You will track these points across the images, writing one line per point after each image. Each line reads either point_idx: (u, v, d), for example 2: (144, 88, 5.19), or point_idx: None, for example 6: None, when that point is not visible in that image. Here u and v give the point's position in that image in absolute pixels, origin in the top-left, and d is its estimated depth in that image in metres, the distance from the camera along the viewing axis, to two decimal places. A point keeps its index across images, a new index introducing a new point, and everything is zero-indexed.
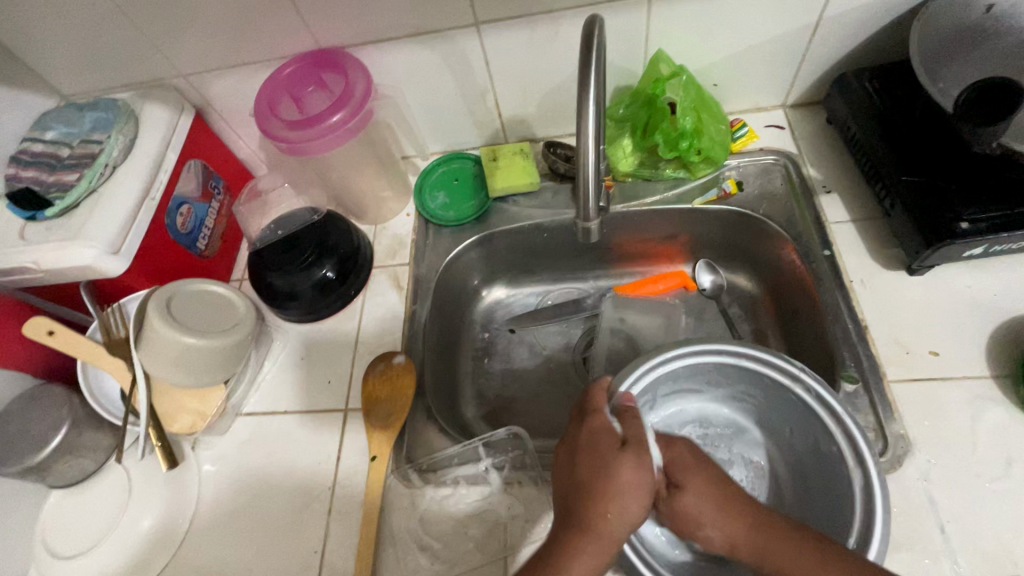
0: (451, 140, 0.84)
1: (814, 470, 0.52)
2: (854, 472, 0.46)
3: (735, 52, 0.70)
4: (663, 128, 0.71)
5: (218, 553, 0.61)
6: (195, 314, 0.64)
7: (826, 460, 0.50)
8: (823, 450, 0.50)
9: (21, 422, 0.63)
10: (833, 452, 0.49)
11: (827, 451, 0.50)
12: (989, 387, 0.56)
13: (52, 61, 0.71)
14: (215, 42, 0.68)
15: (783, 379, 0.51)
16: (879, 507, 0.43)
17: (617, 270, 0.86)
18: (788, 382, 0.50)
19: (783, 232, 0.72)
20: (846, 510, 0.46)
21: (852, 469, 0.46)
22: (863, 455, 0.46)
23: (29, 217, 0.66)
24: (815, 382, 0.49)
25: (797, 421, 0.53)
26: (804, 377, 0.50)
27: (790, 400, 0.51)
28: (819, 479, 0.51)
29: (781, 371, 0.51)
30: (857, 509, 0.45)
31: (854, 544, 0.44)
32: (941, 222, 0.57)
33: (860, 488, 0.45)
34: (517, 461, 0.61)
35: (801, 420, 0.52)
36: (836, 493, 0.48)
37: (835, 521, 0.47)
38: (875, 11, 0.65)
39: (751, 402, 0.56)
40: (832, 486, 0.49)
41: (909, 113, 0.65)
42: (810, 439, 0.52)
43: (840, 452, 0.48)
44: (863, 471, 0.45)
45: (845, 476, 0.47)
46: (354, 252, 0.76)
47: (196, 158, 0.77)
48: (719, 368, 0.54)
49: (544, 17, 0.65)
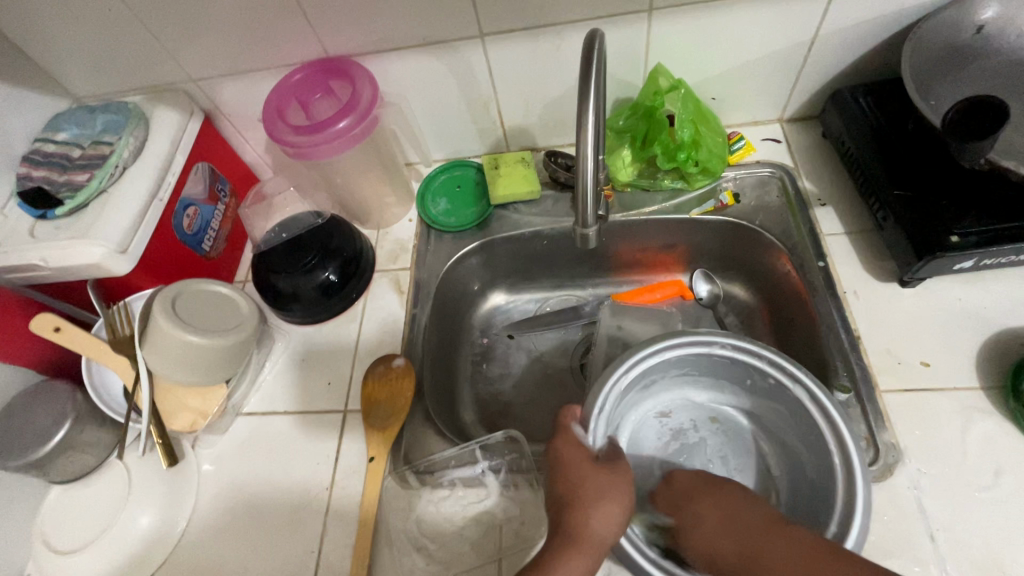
0: (454, 148, 0.86)
1: (779, 419, 0.55)
2: (800, 393, 0.50)
3: (732, 67, 0.72)
4: (661, 140, 0.73)
5: (216, 550, 0.62)
6: (199, 313, 0.65)
7: (784, 401, 0.53)
8: (775, 395, 0.54)
9: (23, 416, 0.63)
10: (780, 391, 0.53)
11: (771, 386, 0.53)
12: (979, 398, 0.57)
13: (66, 63, 0.72)
14: (226, 48, 0.70)
15: (700, 348, 0.53)
16: (847, 441, 0.47)
17: (615, 278, 0.87)
18: (705, 347, 0.53)
19: (778, 243, 0.73)
20: (817, 433, 0.50)
21: (806, 401, 0.50)
22: (795, 373, 0.51)
23: (39, 216, 0.67)
24: (732, 340, 0.53)
25: (739, 378, 0.56)
26: (716, 339, 0.53)
27: (715, 360, 0.54)
28: (786, 423, 0.54)
29: (700, 344, 0.53)
30: (827, 428, 0.49)
31: (840, 457, 0.47)
32: (932, 235, 0.58)
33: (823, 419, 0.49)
34: (514, 463, 0.62)
35: (740, 374, 0.55)
36: (806, 436, 0.52)
37: (821, 465, 0.50)
38: (867, 29, 0.67)
39: (688, 377, 0.58)
40: (802, 431, 0.52)
41: (902, 129, 0.67)
42: (751, 384, 0.55)
43: (777, 379, 0.52)
44: (813, 397, 0.50)
45: (802, 410, 0.51)
46: (357, 256, 0.77)
47: (203, 161, 0.78)
48: (649, 372, 0.54)
49: (546, 30, 0.67)
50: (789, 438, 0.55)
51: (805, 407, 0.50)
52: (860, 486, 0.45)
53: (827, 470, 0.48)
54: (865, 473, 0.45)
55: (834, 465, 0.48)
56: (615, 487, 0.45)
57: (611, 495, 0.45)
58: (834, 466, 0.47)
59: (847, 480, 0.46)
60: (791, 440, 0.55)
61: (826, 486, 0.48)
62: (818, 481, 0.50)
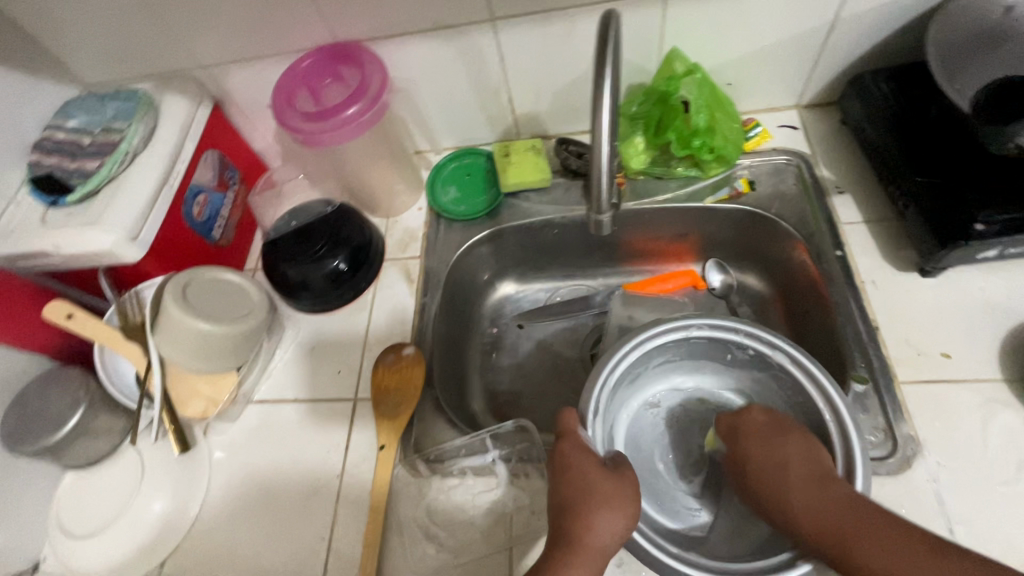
0: (464, 135, 0.85)
1: (767, 390, 0.56)
2: (781, 358, 0.52)
3: (749, 51, 0.71)
4: (676, 126, 0.71)
5: (228, 536, 0.62)
6: (210, 300, 0.65)
7: (768, 370, 0.54)
8: (759, 365, 0.55)
9: (37, 402, 0.64)
10: (762, 361, 0.54)
11: (753, 358, 0.55)
12: (1001, 390, 0.56)
13: (75, 49, 0.72)
14: (235, 34, 0.69)
15: (679, 333, 0.54)
16: (837, 400, 0.48)
17: (626, 268, 0.86)
18: (683, 331, 0.54)
19: (794, 232, 0.71)
20: (804, 395, 0.51)
21: (788, 365, 0.51)
22: (773, 342, 0.52)
23: (50, 203, 0.67)
24: (709, 319, 0.54)
25: (721, 355, 0.57)
26: (692, 320, 0.54)
27: (695, 341, 0.55)
28: (774, 394, 0.55)
29: (679, 327, 0.54)
30: (817, 392, 0.49)
31: (832, 415, 0.48)
32: (956, 223, 0.57)
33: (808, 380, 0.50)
34: (525, 453, 0.61)
35: (721, 351, 0.56)
36: (796, 401, 0.53)
37: (816, 428, 0.51)
38: (891, 11, 0.65)
39: (672, 363, 0.59)
40: (790, 397, 0.53)
41: (925, 114, 0.65)
42: (734, 359, 0.57)
43: (757, 349, 0.53)
44: (795, 361, 0.51)
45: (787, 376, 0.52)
46: (366, 244, 0.76)
47: (212, 149, 0.78)
48: (633, 365, 0.54)
49: (559, 13, 0.66)
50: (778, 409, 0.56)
51: (788, 372, 0.52)
52: (855, 442, 0.46)
53: (823, 432, 0.49)
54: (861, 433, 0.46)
55: (827, 423, 0.48)
56: (621, 494, 0.44)
57: (617, 504, 0.44)
58: (827, 425, 0.48)
59: (843, 439, 0.47)
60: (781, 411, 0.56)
61: (823, 448, 0.49)
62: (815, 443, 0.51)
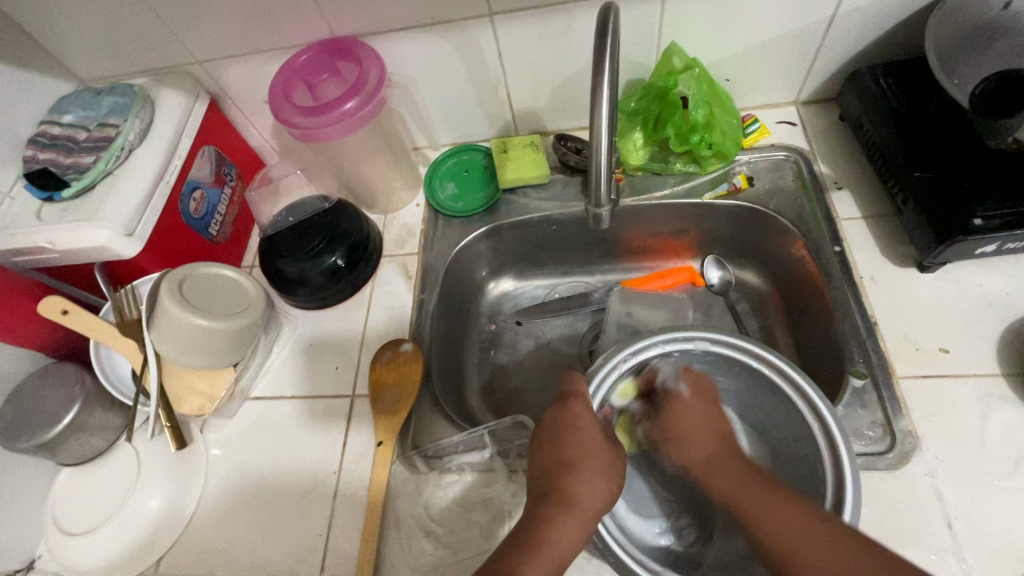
0: (461, 132, 0.85)
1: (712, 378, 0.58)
2: (700, 346, 0.54)
3: (747, 47, 0.70)
4: (675, 121, 0.70)
5: (225, 534, 0.62)
6: (203, 297, 0.65)
7: (698, 361, 0.56)
8: (692, 359, 0.56)
9: (31, 399, 0.63)
10: (687, 355, 0.55)
11: (681, 358, 0.56)
12: (1000, 386, 0.56)
13: (71, 44, 0.71)
14: (231, 28, 0.69)
15: (617, 377, 0.53)
16: (785, 366, 0.51)
17: (624, 265, 0.86)
18: (619, 373, 0.53)
19: (792, 228, 0.71)
20: (741, 366, 0.54)
21: (713, 346, 0.53)
22: (687, 337, 0.54)
23: (46, 198, 0.67)
24: (628, 348, 0.53)
25: (655, 367, 0.57)
26: (615, 359, 0.52)
27: (631, 374, 0.54)
28: (717, 376, 0.57)
29: (611, 371, 0.52)
30: (763, 365, 0.52)
31: (779, 375, 0.51)
32: (954, 218, 0.57)
33: (747, 359, 0.53)
34: (522, 450, 0.61)
35: (653, 367, 0.56)
36: (734, 373, 0.55)
37: (784, 405, 0.52)
38: (889, 6, 0.65)
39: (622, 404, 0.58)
40: (733, 373, 0.56)
41: (924, 110, 0.65)
42: (668, 368, 0.57)
43: (679, 351, 0.54)
44: (714, 341, 0.53)
45: (723, 359, 0.54)
46: (364, 240, 0.76)
47: (209, 145, 0.77)
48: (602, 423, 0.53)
49: (558, 8, 0.66)
50: (728, 385, 0.58)
51: (720, 353, 0.54)
52: (832, 423, 0.48)
53: (792, 409, 0.51)
54: (838, 422, 0.47)
55: (795, 402, 0.50)
56: (588, 508, 0.45)
57: (579, 513, 0.44)
58: (797, 404, 0.50)
59: (820, 422, 0.49)
60: (732, 386, 0.58)
61: (800, 428, 0.51)
62: (785, 418, 0.53)
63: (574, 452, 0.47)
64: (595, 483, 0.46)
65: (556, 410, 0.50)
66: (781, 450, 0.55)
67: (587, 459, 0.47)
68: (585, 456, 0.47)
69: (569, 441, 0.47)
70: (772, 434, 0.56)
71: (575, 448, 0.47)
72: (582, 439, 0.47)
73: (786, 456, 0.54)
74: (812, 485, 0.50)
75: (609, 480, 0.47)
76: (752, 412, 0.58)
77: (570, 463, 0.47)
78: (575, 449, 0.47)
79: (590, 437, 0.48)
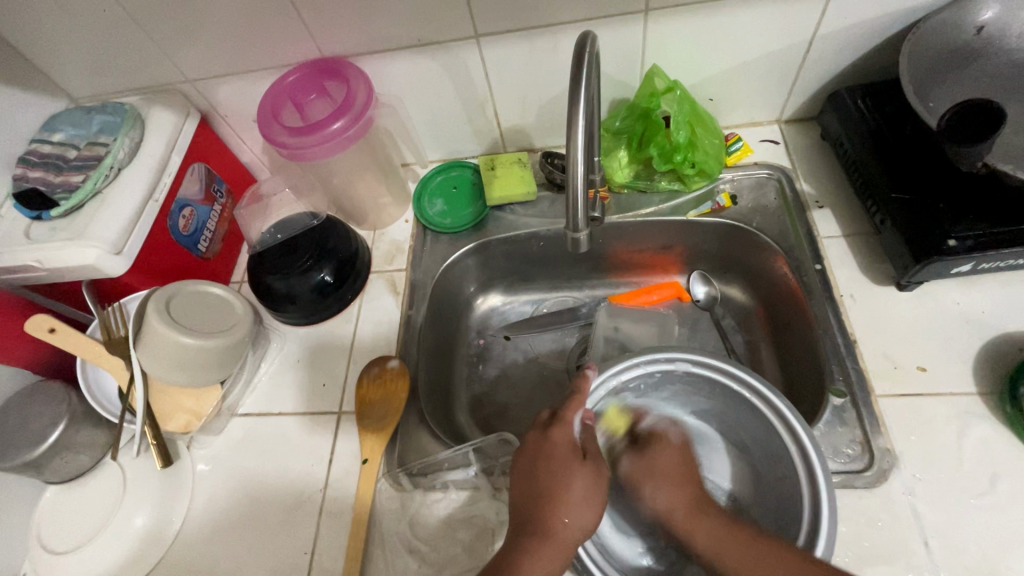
0: (450, 149, 0.86)
1: (694, 398, 0.59)
2: (681, 367, 0.55)
3: (729, 68, 0.72)
4: (658, 141, 0.72)
5: (209, 552, 0.62)
6: (192, 314, 0.65)
7: (678, 381, 0.57)
8: (675, 381, 0.58)
9: (18, 417, 0.64)
10: (667, 377, 0.57)
11: (663, 378, 0.57)
12: (976, 404, 0.57)
13: (62, 63, 0.72)
14: (220, 48, 0.70)
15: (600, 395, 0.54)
16: (760, 386, 0.53)
17: (612, 279, 0.87)
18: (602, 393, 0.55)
19: (775, 246, 0.72)
20: (722, 387, 0.55)
21: (692, 367, 0.55)
22: (667, 359, 0.55)
23: (35, 216, 0.67)
24: (608, 370, 0.55)
25: (639, 388, 0.58)
26: (599, 379, 0.54)
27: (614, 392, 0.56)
28: (698, 397, 0.59)
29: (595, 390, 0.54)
30: (742, 385, 0.54)
31: (755, 396, 0.53)
32: (929, 239, 0.58)
33: (724, 378, 0.54)
34: (507, 467, 0.61)
35: (637, 386, 0.58)
36: (714, 393, 0.57)
37: (762, 425, 0.53)
38: (865, 30, 0.66)
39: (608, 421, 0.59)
40: (714, 394, 0.57)
41: (900, 131, 0.66)
42: (651, 387, 0.59)
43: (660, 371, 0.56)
44: (694, 362, 0.55)
45: (702, 379, 0.56)
46: (353, 257, 0.77)
47: (199, 162, 0.78)
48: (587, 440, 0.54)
49: (542, 30, 0.67)
50: (709, 406, 0.59)
51: (701, 373, 0.55)
52: (809, 444, 0.49)
53: (770, 429, 0.52)
54: (812, 439, 0.49)
55: (775, 425, 0.52)
56: (565, 539, 0.45)
57: (558, 545, 0.45)
58: (773, 423, 0.52)
59: (797, 443, 0.50)
60: (713, 407, 0.59)
61: (779, 449, 0.52)
62: (764, 438, 0.54)
63: (555, 483, 0.47)
64: (576, 514, 0.46)
65: (537, 437, 0.50)
66: (761, 471, 0.56)
67: (566, 490, 0.47)
68: (563, 487, 0.47)
69: (548, 470, 0.48)
70: (753, 454, 0.57)
71: (555, 477, 0.47)
72: (562, 467, 0.48)
73: (765, 474, 0.55)
74: (789, 502, 0.51)
75: (591, 510, 0.47)
76: (734, 433, 0.58)
77: (551, 494, 0.47)
78: (554, 479, 0.47)
79: (567, 464, 0.48)
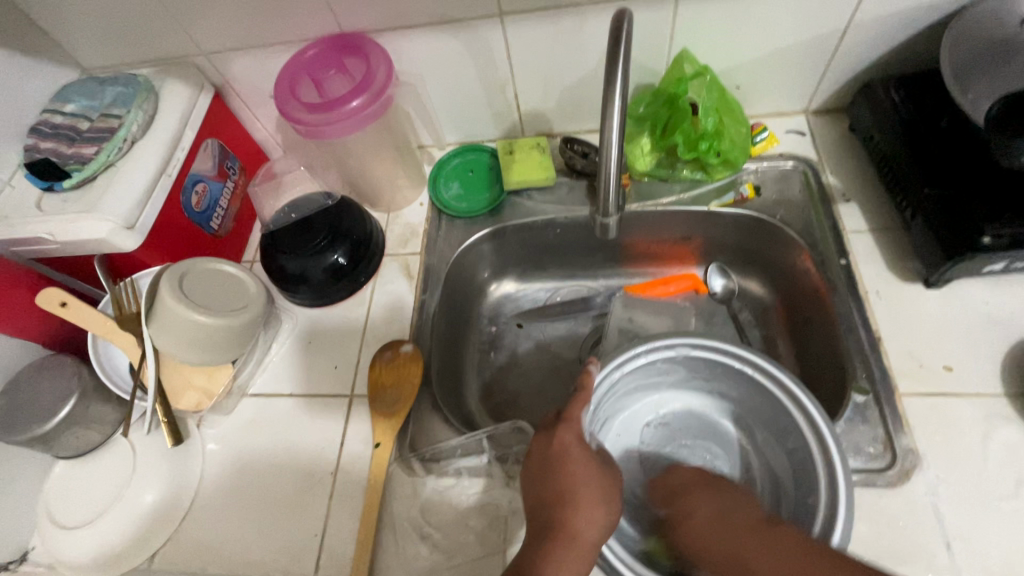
0: (467, 132, 0.84)
1: (695, 381, 0.59)
2: (678, 352, 0.55)
3: (759, 55, 0.70)
4: (684, 129, 0.70)
5: (218, 531, 0.62)
6: (206, 292, 0.64)
7: (678, 365, 0.57)
8: (676, 365, 0.57)
9: (29, 391, 0.63)
10: (668, 362, 0.56)
11: (662, 365, 0.56)
12: (1002, 405, 0.56)
13: (75, 32, 0.70)
14: (237, 21, 0.68)
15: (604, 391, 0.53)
16: (761, 362, 0.52)
17: (627, 270, 0.86)
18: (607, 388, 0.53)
19: (800, 240, 0.71)
20: (721, 367, 0.55)
21: (692, 351, 0.54)
22: (666, 346, 0.54)
23: (47, 187, 0.67)
24: (613, 362, 0.54)
25: (641, 376, 0.58)
26: (605, 372, 0.53)
27: (616, 385, 0.55)
28: (699, 378, 0.59)
29: (601, 386, 0.53)
30: (742, 364, 0.53)
31: (758, 373, 0.53)
32: (963, 236, 0.56)
33: (726, 359, 0.54)
34: (519, 455, 0.61)
35: (638, 376, 0.57)
36: (713, 372, 0.57)
37: (768, 401, 0.53)
38: (904, 18, 0.64)
39: (611, 413, 0.58)
40: (715, 375, 0.57)
41: (935, 126, 0.64)
42: (653, 375, 0.58)
43: (660, 358, 0.55)
44: (693, 345, 0.54)
45: (704, 361, 0.55)
46: (367, 239, 0.75)
47: (213, 138, 0.76)
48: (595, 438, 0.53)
49: (569, 11, 0.65)
50: (711, 388, 0.59)
51: (701, 356, 0.55)
52: (816, 413, 0.49)
53: (778, 405, 0.52)
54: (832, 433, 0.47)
55: (782, 401, 0.51)
56: (586, 541, 0.44)
57: (576, 548, 0.44)
58: (782, 400, 0.51)
59: (803, 411, 0.50)
60: (715, 388, 0.59)
61: (789, 426, 0.52)
62: (771, 413, 0.54)
63: (569, 482, 0.46)
64: (588, 515, 0.45)
65: (548, 435, 0.50)
66: (767, 452, 0.56)
67: (582, 490, 0.46)
68: (578, 487, 0.46)
69: (564, 472, 0.47)
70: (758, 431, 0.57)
71: (568, 478, 0.46)
72: (574, 466, 0.47)
73: (772, 455, 0.55)
74: (803, 476, 0.50)
75: (605, 506, 0.46)
76: (737, 409, 0.59)
77: (568, 494, 0.46)
78: (571, 480, 0.46)
79: (581, 464, 0.47)
